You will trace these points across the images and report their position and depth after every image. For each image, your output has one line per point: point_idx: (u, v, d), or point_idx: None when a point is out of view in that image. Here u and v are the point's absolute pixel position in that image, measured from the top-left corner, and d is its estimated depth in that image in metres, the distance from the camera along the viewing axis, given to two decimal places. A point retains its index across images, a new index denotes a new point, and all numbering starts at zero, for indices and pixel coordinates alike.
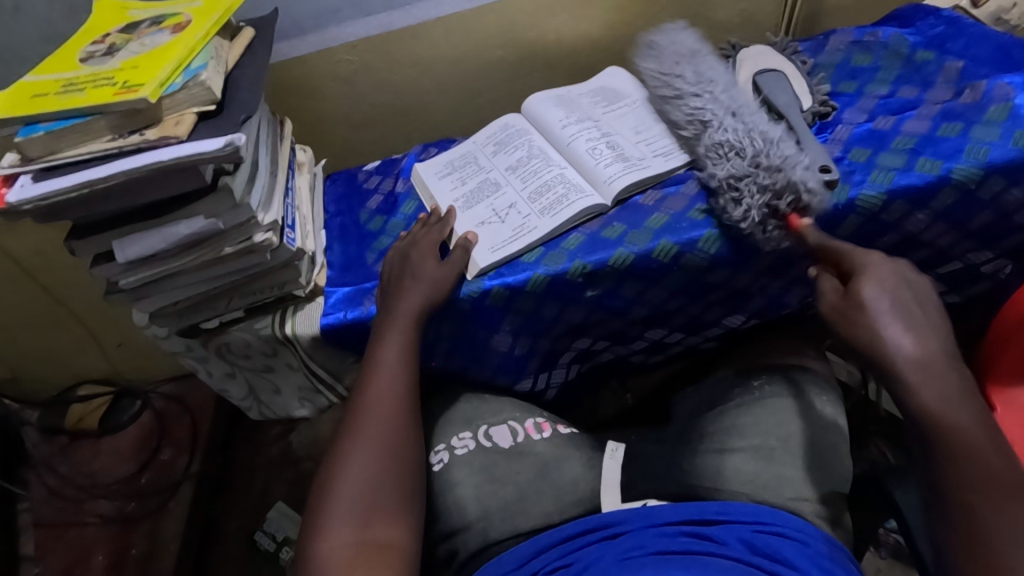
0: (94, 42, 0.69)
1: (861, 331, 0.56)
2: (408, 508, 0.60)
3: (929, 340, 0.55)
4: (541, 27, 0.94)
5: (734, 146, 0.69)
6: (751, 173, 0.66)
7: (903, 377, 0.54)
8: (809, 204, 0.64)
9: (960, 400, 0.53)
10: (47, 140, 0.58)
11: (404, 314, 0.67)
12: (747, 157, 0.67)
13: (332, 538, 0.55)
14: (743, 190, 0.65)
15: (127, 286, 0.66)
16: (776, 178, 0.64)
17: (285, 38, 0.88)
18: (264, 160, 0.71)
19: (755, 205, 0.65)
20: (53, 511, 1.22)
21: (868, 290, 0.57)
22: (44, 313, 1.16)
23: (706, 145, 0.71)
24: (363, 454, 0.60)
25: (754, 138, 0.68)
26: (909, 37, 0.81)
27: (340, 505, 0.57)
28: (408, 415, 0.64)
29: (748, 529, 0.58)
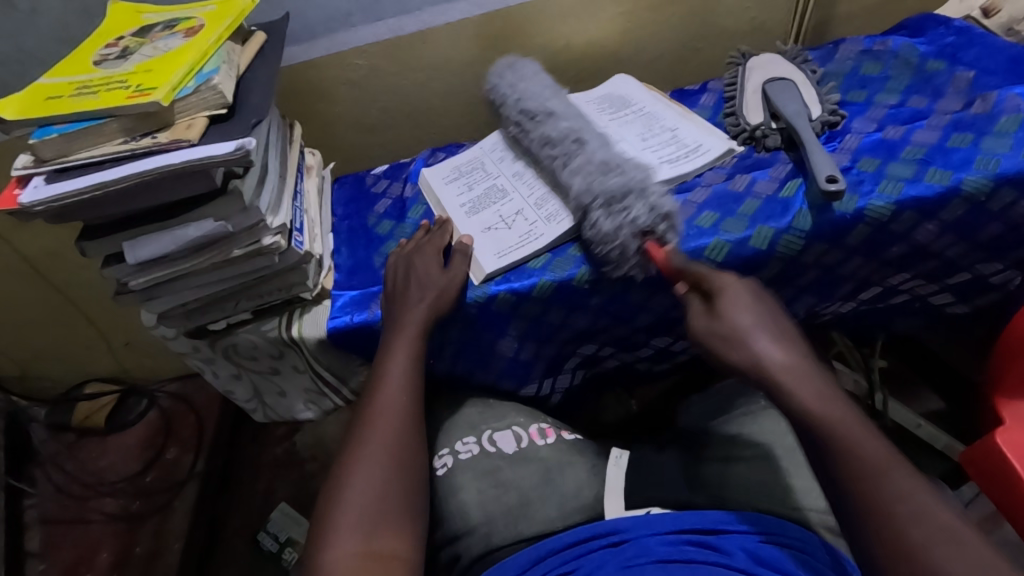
0: (108, 45, 0.70)
1: (738, 351, 0.55)
2: (413, 519, 0.60)
3: (799, 352, 0.55)
4: (551, 33, 0.94)
5: (616, 166, 0.68)
6: (639, 189, 0.65)
7: (788, 384, 0.53)
8: (664, 234, 0.64)
9: (834, 395, 0.52)
10: (60, 142, 0.59)
11: (410, 323, 0.67)
12: (631, 176, 0.66)
13: (336, 549, 0.55)
14: (628, 204, 0.64)
15: (136, 287, 0.67)
16: (665, 202, 0.64)
17: (296, 42, 0.89)
18: (273, 163, 0.72)
19: (640, 215, 0.63)
20: (59, 508, 1.23)
21: (726, 305, 0.57)
22: (53, 311, 1.17)
23: (563, 175, 0.70)
24: (368, 464, 0.60)
25: (613, 171, 0.67)
26: (919, 47, 0.81)
27: (345, 515, 0.57)
28: (412, 425, 0.64)
29: (752, 539, 0.58)
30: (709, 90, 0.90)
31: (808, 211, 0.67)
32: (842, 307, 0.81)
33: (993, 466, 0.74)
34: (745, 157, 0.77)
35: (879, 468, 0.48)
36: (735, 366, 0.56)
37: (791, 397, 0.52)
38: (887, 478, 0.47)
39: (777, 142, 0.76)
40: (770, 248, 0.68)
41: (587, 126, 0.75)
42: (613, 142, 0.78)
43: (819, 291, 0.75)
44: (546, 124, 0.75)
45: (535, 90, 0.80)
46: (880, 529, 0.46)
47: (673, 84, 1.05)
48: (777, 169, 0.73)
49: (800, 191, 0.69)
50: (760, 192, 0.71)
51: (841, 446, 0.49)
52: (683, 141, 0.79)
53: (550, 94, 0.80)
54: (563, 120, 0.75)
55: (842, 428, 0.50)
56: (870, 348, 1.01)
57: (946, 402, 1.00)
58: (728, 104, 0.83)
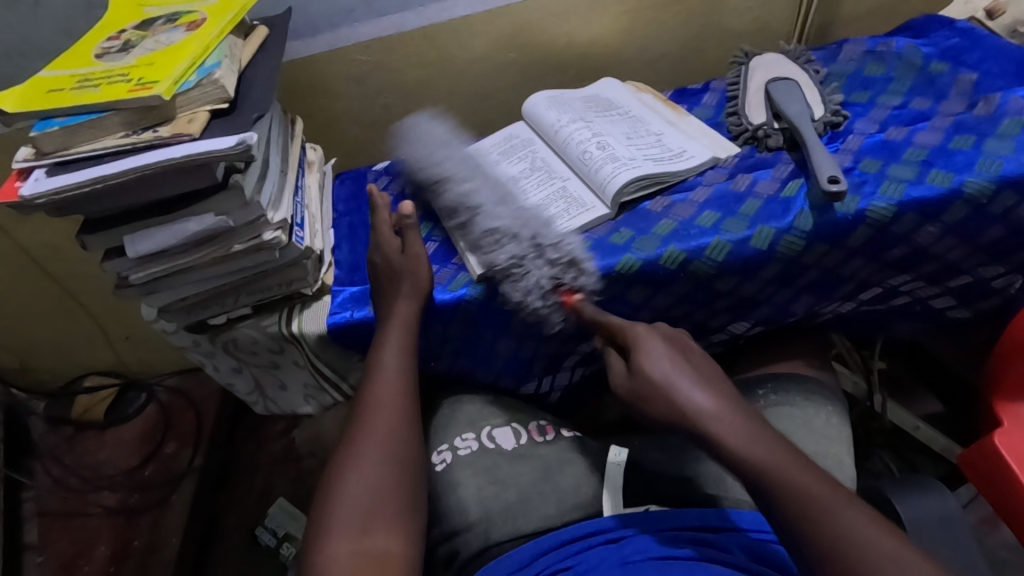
0: (109, 38, 0.70)
1: (663, 406, 0.58)
2: (408, 516, 0.59)
3: (720, 397, 0.57)
4: (553, 31, 0.94)
5: (506, 231, 0.69)
6: (532, 250, 0.68)
7: (710, 434, 0.55)
8: (581, 282, 0.68)
9: (764, 440, 0.54)
10: (62, 135, 0.59)
11: (403, 320, 0.68)
12: (525, 240, 0.68)
13: (333, 546, 0.55)
14: (527, 266, 0.68)
15: (137, 281, 0.67)
16: (564, 251, 0.68)
17: (298, 37, 0.89)
18: (275, 159, 0.72)
19: (542, 276, 0.67)
20: (57, 501, 1.23)
21: (647, 360, 0.60)
22: (53, 305, 1.17)
23: (479, 229, 0.71)
24: (364, 459, 0.60)
25: (501, 240, 0.69)
26: (923, 48, 0.80)
27: (341, 512, 0.57)
28: (408, 421, 0.65)
29: (752, 538, 0.59)
30: (712, 89, 0.90)
31: (810, 211, 0.67)
32: (842, 308, 0.80)
33: (991, 468, 0.74)
34: (746, 157, 0.77)
35: (805, 498, 0.49)
36: (664, 422, 0.58)
37: (707, 432, 0.55)
38: (830, 514, 0.48)
39: (779, 142, 0.76)
40: (771, 248, 0.68)
41: (488, 185, 0.75)
42: (602, 139, 0.78)
43: (820, 291, 0.75)
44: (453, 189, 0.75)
45: (423, 153, 0.81)
46: (836, 559, 0.46)
47: (676, 83, 1.05)
48: (779, 170, 0.73)
49: (802, 192, 0.69)
50: (761, 192, 0.71)
51: (782, 491, 0.50)
52: (668, 145, 0.79)
53: (445, 152, 0.80)
54: (463, 181, 0.76)
55: (783, 468, 0.51)
56: (869, 350, 1.01)
57: (945, 405, 1.00)
58: (731, 103, 0.83)
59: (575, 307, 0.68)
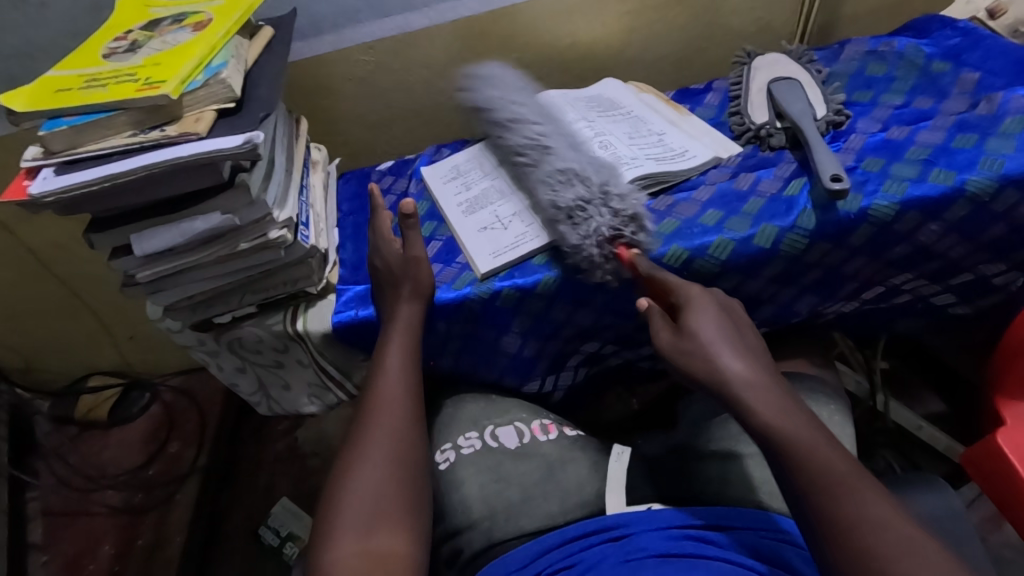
0: (116, 38, 0.70)
1: (701, 366, 0.57)
2: (413, 518, 0.59)
3: (757, 367, 0.57)
4: (556, 31, 0.95)
5: (578, 172, 0.69)
6: (599, 197, 0.67)
7: (744, 398, 0.55)
8: (641, 241, 0.67)
9: (795, 412, 0.54)
10: (70, 134, 0.59)
11: (402, 323, 0.69)
12: (593, 185, 0.67)
13: (338, 549, 0.55)
14: (591, 212, 0.66)
15: (143, 279, 0.67)
16: (628, 205, 0.67)
17: (303, 37, 0.89)
18: (280, 158, 0.72)
19: (602, 225, 0.66)
20: (61, 500, 1.24)
21: (693, 321, 0.59)
22: (58, 305, 1.18)
23: (547, 167, 0.71)
24: (367, 461, 0.61)
25: (569, 180, 0.69)
26: (925, 48, 0.81)
27: (346, 514, 0.57)
28: (412, 423, 0.65)
29: (755, 535, 0.59)
30: (714, 89, 0.90)
31: (812, 210, 0.67)
32: (844, 307, 0.81)
33: (993, 466, 0.74)
34: (749, 156, 0.77)
35: (836, 483, 0.49)
36: (699, 381, 0.58)
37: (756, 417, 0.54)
38: (840, 498, 0.48)
39: (781, 141, 0.76)
40: (774, 246, 0.68)
41: (557, 129, 0.76)
42: (603, 139, 0.78)
43: (822, 290, 0.75)
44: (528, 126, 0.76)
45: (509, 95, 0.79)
46: (836, 535, 0.48)
47: (678, 84, 1.06)
48: (781, 169, 0.74)
49: (804, 190, 0.70)
50: (764, 191, 0.71)
51: (803, 458, 0.51)
52: (670, 144, 0.79)
53: (520, 93, 0.80)
54: (535, 123, 0.76)
55: (805, 445, 0.51)
56: (871, 350, 1.02)
57: (947, 404, 1.00)
58: (733, 103, 0.83)
59: (627, 263, 0.66)
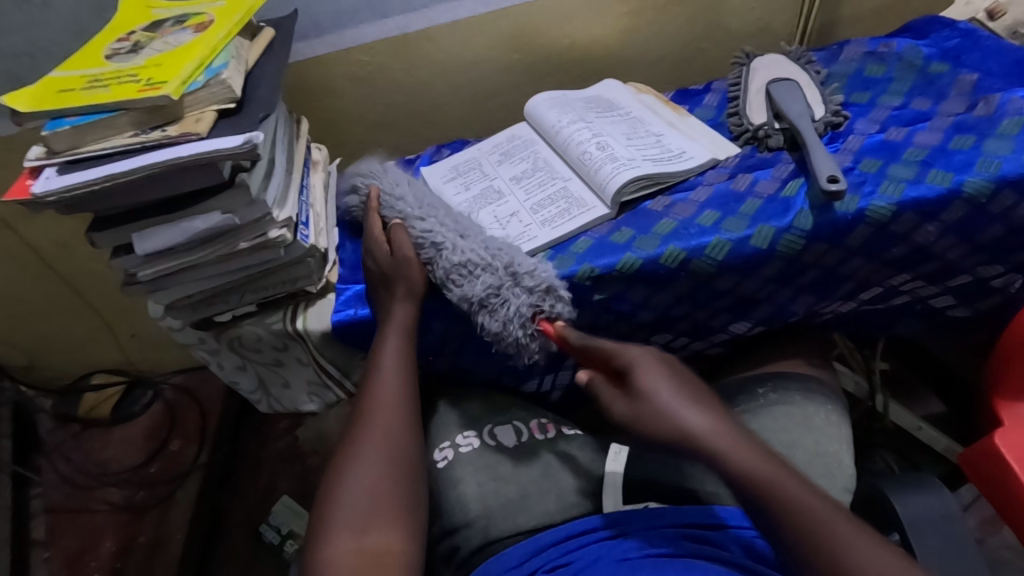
0: (118, 39, 0.71)
1: (669, 426, 0.55)
2: (409, 517, 0.60)
3: (716, 416, 0.56)
4: (556, 32, 0.95)
5: (479, 262, 0.69)
6: (508, 281, 0.68)
7: (713, 452, 0.53)
8: (558, 313, 0.69)
9: (756, 449, 0.54)
10: (72, 134, 0.60)
11: (399, 320, 0.69)
12: (498, 270, 0.69)
13: (335, 544, 0.56)
14: (505, 296, 0.68)
15: (144, 278, 0.68)
16: (539, 279, 0.68)
17: (303, 38, 0.90)
18: (280, 158, 0.73)
19: (519, 306, 0.67)
20: (64, 497, 1.25)
21: (642, 384, 0.57)
22: (61, 303, 1.19)
23: (439, 267, 0.70)
24: (364, 459, 0.61)
25: (473, 271, 0.69)
26: (924, 49, 0.81)
27: (343, 510, 0.58)
28: (408, 422, 0.65)
29: (750, 535, 0.59)
30: (714, 90, 0.90)
31: (809, 211, 0.68)
32: (842, 307, 0.81)
33: (990, 467, 0.74)
34: (747, 157, 0.77)
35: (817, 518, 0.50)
36: (666, 444, 0.55)
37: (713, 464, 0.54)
38: (824, 533, 0.50)
39: (779, 142, 0.76)
40: (771, 247, 0.68)
41: (445, 215, 0.74)
42: (602, 140, 0.78)
43: (820, 291, 0.76)
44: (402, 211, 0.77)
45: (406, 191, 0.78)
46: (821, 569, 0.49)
47: (678, 84, 1.06)
48: (779, 170, 0.74)
49: (801, 191, 0.70)
50: (761, 192, 0.72)
51: (779, 504, 0.51)
52: (668, 146, 0.79)
53: (401, 187, 0.78)
54: (416, 212, 0.75)
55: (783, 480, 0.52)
56: (871, 350, 1.02)
57: (946, 405, 1.00)
58: (732, 104, 0.83)
59: (552, 333, 0.69)
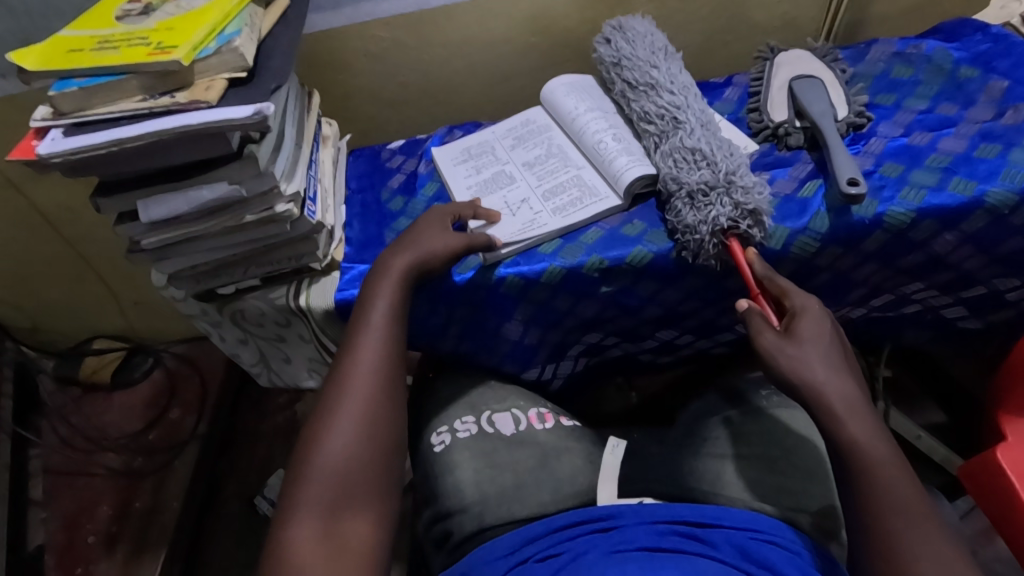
0: (130, 1, 0.69)
1: (799, 371, 0.56)
2: (382, 498, 0.54)
3: (853, 390, 0.56)
4: (577, 16, 0.93)
5: (707, 156, 0.68)
6: (723, 186, 0.65)
7: (836, 416, 0.54)
8: (752, 236, 0.66)
9: (881, 436, 0.54)
10: (80, 96, 0.59)
11: (393, 277, 0.65)
12: (720, 170, 0.67)
13: (296, 527, 0.50)
14: (712, 199, 0.65)
15: (148, 246, 0.67)
16: (751, 198, 0.64)
17: (319, 10, 0.88)
18: (290, 131, 0.71)
19: (721, 215, 0.64)
20: (63, 459, 1.26)
21: (805, 330, 0.58)
22: (64, 266, 1.19)
23: (672, 143, 0.70)
24: (335, 431, 0.55)
25: (699, 163, 0.68)
26: (954, 52, 0.78)
27: (309, 491, 0.52)
28: (390, 390, 0.59)
29: (744, 536, 0.58)
30: (735, 83, 0.88)
31: (826, 213, 0.66)
32: (852, 313, 0.80)
33: (992, 481, 0.74)
34: (765, 154, 0.76)
35: (895, 509, 0.51)
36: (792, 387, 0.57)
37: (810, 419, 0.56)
38: (885, 523, 0.51)
39: (799, 141, 0.75)
40: (784, 248, 0.67)
41: (691, 103, 0.74)
42: (618, 131, 0.77)
43: (830, 295, 0.74)
44: (634, 76, 0.77)
45: (640, 53, 0.79)
46: (877, 558, 0.50)
47: (697, 76, 1.03)
48: (797, 169, 0.72)
49: (819, 193, 0.68)
50: (778, 191, 0.70)
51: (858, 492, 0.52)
52: None
53: (659, 59, 0.79)
54: (667, 92, 0.75)
55: (886, 470, 0.52)
56: (876, 357, 1.01)
57: (948, 415, 0.99)
58: (753, 99, 0.81)
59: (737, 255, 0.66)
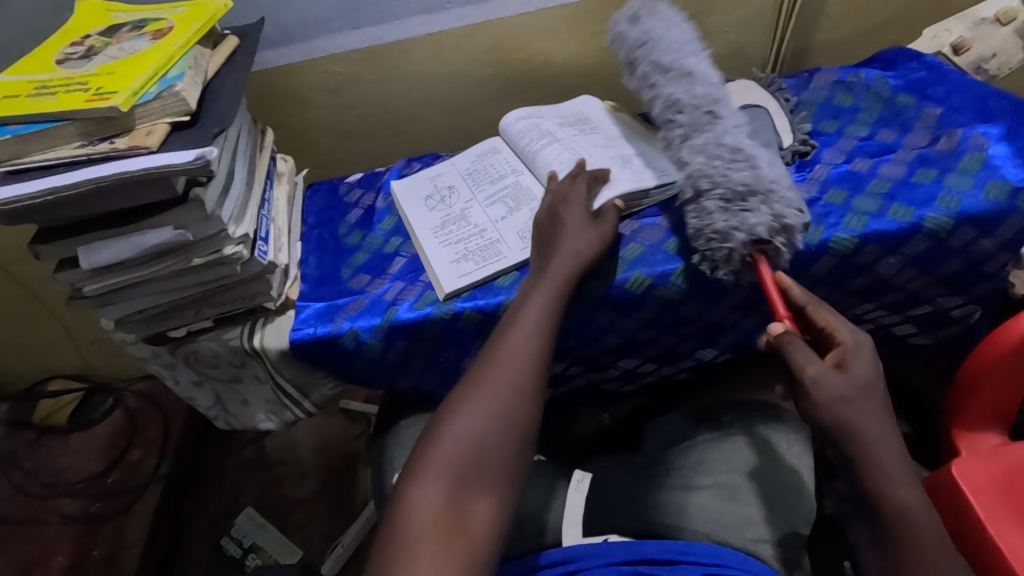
0: (73, 43, 0.68)
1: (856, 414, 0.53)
2: (507, 487, 0.54)
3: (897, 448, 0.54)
4: (532, 48, 0.94)
5: (749, 157, 0.65)
6: (763, 192, 0.62)
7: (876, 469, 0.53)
8: (778, 255, 0.63)
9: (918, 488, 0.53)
10: (15, 143, 0.57)
11: (557, 273, 0.64)
12: (761, 175, 0.64)
13: (424, 489, 0.52)
14: (751, 204, 0.62)
15: (91, 292, 0.65)
16: (788, 210, 0.62)
17: (272, 46, 0.87)
18: (239, 172, 0.70)
19: (761, 222, 0.61)
20: (15, 508, 1.21)
21: (857, 367, 0.55)
22: (16, 307, 1.15)
23: (712, 139, 0.67)
24: (475, 408, 0.56)
25: (739, 163, 0.65)
26: (891, 80, 0.81)
27: (440, 454, 0.53)
28: (534, 385, 0.58)
29: (702, 571, 0.58)
30: None
31: None
32: None
33: (949, 498, 0.75)
34: None
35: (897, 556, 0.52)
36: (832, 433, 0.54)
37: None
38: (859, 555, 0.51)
39: None
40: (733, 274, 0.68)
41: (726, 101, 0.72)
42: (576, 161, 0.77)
43: None
44: (667, 61, 0.74)
45: (673, 39, 0.75)
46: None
47: None
48: None
49: None
50: None
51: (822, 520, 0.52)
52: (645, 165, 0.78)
53: (692, 49, 0.75)
54: (701, 84, 0.72)
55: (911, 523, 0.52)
56: None
57: (910, 428, 1.01)
58: None
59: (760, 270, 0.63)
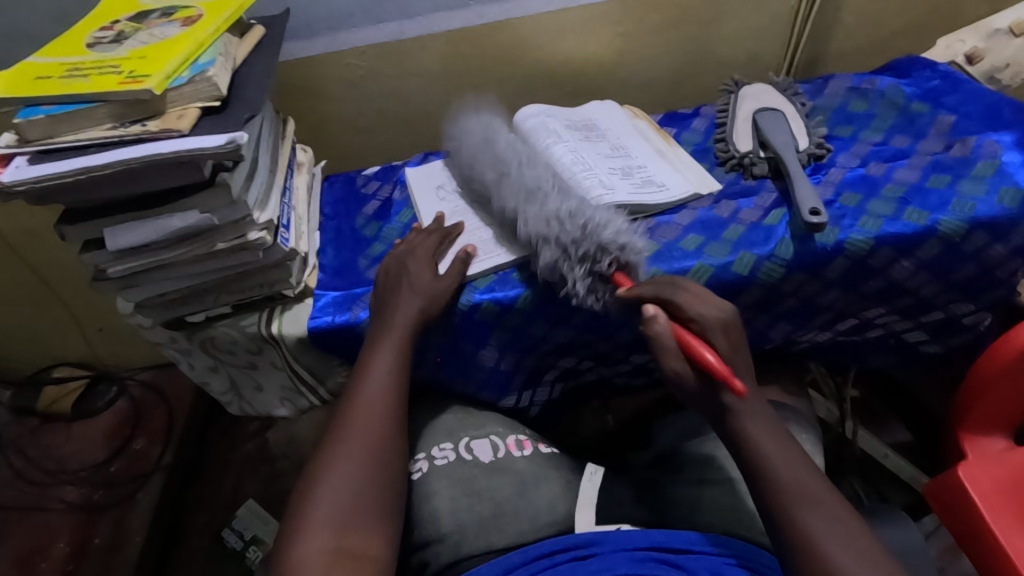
0: (102, 28, 0.69)
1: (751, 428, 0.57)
2: (388, 520, 0.58)
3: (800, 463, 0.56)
4: (550, 49, 0.95)
5: (541, 226, 0.69)
6: (564, 252, 0.67)
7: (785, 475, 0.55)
8: (627, 262, 0.66)
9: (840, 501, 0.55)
10: (47, 124, 0.58)
11: (399, 324, 0.67)
12: (555, 235, 0.67)
13: (307, 544, 0.53)
14: (563, 269, 0.67)
15: (114, 274, 0.66)
16: (587, 247, 0.66)
17: (295, 38, 0.88)
18: (264, 159, 0.71)
19: (579, 280, 0.66)
20: (18, 495, 1.21)
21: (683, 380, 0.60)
22: (26, 293, 1.15)
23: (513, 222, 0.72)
24: (343, 459, 0.59)
25: (535, 237, 0.69)
26: (905, 88, 0.83)
27: (320, 510, 0.55)
28: (393, 424, 0.62)
29: (719, 561, 0.59)
30: (702, 114, 0.91)
31: (790, 240, 0.69)
32: (819, 337, 0.82)
33: (956, 501, 0.76)
34: (732, 183, 0.78)
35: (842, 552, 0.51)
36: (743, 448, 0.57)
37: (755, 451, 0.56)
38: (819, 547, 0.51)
39: (764, 170, 0.78)
40: (752, 273, 0.69)
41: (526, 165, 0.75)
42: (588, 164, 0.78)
43: (797, 320, 0.76)
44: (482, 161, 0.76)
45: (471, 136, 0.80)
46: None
47: (668, 107, 1.07)
48: (762, 198, 0.75)
49: (783, 221, 0.71)
50: (744, 219, 0.73)
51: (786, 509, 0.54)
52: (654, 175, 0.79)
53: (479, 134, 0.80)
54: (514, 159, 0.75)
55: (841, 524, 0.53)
56: (843, 379, 1.03)
57: (914, 435, 1.02)
58: (719, 130, 0.84)
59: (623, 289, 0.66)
